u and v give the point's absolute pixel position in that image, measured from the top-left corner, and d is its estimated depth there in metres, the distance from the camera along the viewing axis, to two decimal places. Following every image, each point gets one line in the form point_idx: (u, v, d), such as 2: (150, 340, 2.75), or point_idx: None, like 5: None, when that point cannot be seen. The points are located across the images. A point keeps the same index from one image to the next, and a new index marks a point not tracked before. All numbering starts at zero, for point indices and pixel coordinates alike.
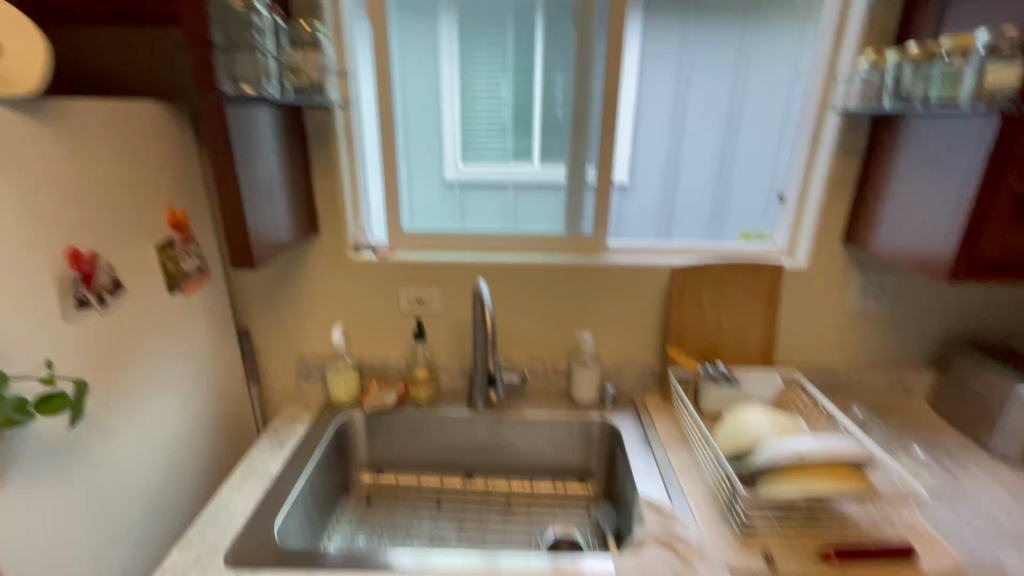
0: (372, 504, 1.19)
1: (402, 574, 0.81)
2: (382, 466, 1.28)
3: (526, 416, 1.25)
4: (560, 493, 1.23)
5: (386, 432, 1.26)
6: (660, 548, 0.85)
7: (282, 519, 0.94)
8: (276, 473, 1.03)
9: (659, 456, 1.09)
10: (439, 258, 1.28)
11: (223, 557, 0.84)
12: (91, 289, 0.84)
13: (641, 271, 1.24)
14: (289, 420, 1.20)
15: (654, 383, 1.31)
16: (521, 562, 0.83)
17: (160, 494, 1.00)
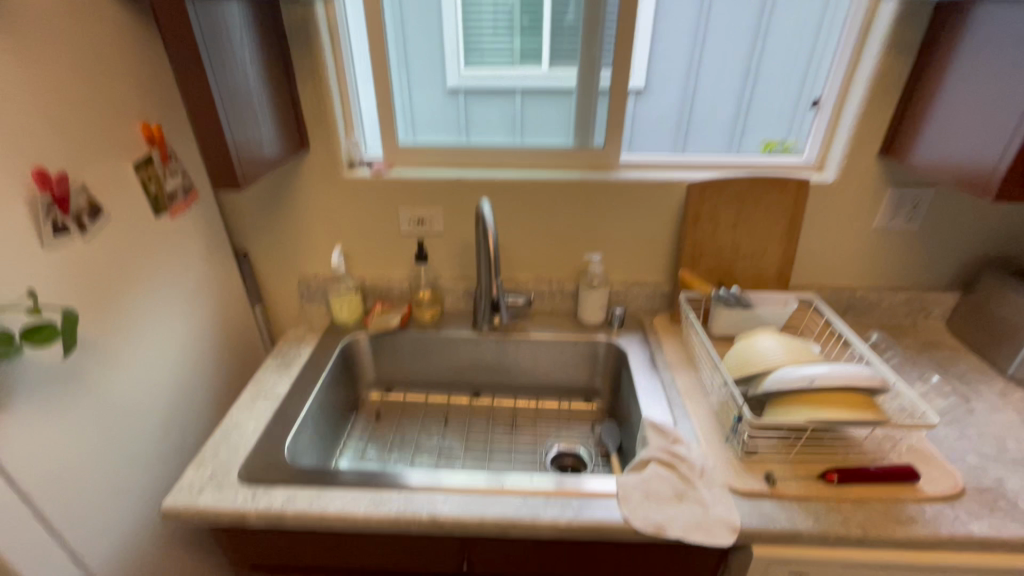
0: (382, 419, 1.22)
1: (412, 492, 0.84)
2: (390, 384, 1.29)
3: (533, 337, 1.24)
4: (564, 411, 1.25)
5: (392, 353, 1.26)
6: (662, 468, 0.86)
7: (293, 439, 0.96)
8: (284, 393, 1.04)
9: (666, 379, 1.08)
10: (439, 174, 1.20)
11: (237, 474, 0.87)
12: (67, 213, 0.79)
13: (656, 188, 1.15)
14: (295, 341, 1.21)
15: (663, 304, 1.29)
16: (525, 480, 0.85)
17: (170, 413, 1.03)
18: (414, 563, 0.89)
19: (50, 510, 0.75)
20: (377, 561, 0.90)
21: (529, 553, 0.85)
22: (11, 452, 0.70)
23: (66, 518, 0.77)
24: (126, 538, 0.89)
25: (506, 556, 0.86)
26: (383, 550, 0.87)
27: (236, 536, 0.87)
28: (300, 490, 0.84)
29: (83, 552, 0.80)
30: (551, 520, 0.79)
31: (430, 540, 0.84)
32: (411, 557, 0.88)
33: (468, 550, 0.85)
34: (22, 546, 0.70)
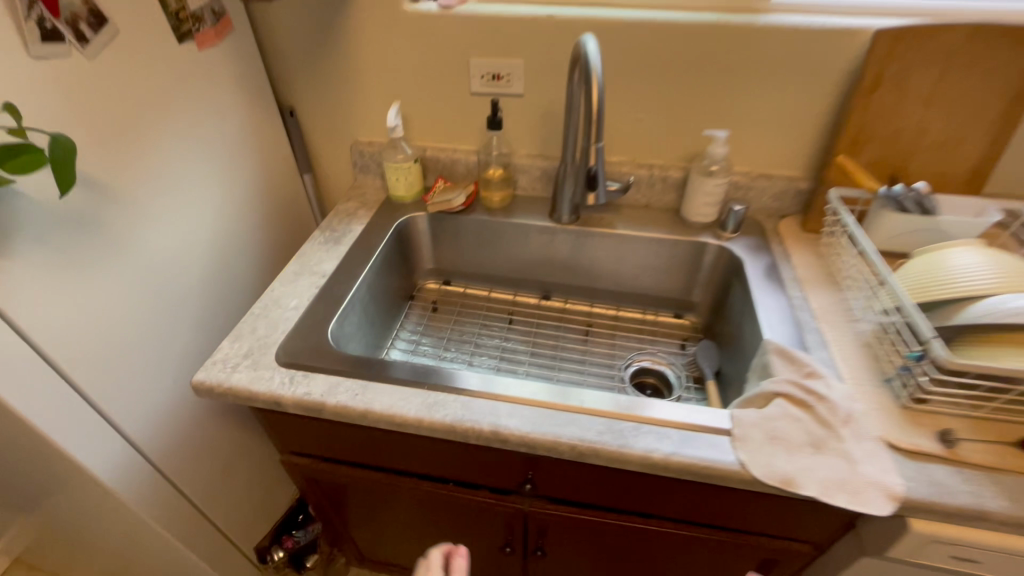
0: (439, 312, 1.07)
1: (471, 399, 0.69)
2: (449, 276, 1.13)
3: (621, 234, 1.01)
4: (649, 324, 1.06)
5: (453, 238, 1.08)
6: (791, 406, 0.66)
7: (338, 323, 0.82)
8: (330, 271, 0.90)
9: (795, 297, 0.84)
10: (525, 11, 0.92)
11: (275, 354, 0.75)
12: (58, 17, 0.61)
13: (825, 39, 0.83)
14: (346, 216, 1.05)
15: (795, 205, 1.00)
16: (610, 400, 0.68)
17: (206, 279, 0.93)
18: (469, 473, 0.77)
19: (61, 358, 0.68)
20: (428, 466, 0.79)
21: (606, 482, 0.71)
22: (6, 293, 0.61)
23: (82, 368, 0.71)
24: (156, 397, 0.84)
25: (577, 481, 0.72)
26: (434, 456, 0.76)
27: (277, 421, 0.79)
28: (344, 380, 0.72)
29: (104, 404, 0.75)
30: (642, 453, 0.63)
31: (489, 453, 0.71)
32: (466, 467, 0.76)
33: (533, 470, 0.72)
34: (30, 391, 0.65)
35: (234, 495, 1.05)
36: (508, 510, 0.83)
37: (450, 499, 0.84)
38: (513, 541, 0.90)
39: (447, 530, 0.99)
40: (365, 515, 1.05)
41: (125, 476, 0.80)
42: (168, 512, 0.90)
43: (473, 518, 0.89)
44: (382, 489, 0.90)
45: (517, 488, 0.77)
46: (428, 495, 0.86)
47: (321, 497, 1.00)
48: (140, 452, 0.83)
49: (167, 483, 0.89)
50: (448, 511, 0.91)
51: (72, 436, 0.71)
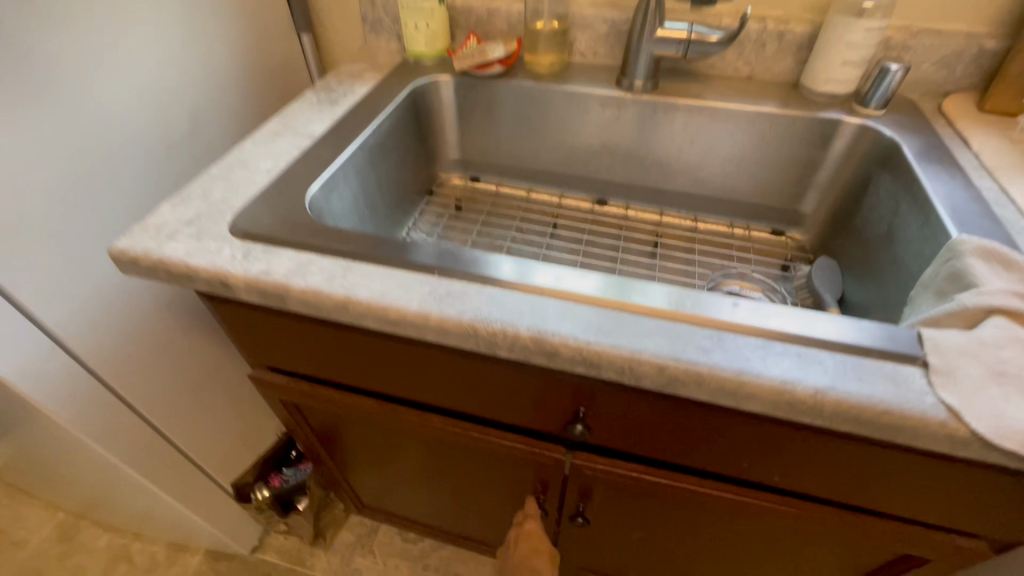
0: (463, 213, 0.84)
1: (504, 292, 0.45)
2: (478, 171, 0.88)
3: (716, 109, 0.75)
4: (738, 240, 0.80)
5: (486, 115, 0.83)
6: (1017, 328, 0.41)
7: (322, 190, 0.59)
8: (320, 133, 0.67)
9: (987, 189, 0.57)
10: None
11: (229, 223, 0.53)
12: None
13: None
14: (349, 78, 0.81)
15: (970, 76, 0.71)
16: (722, 305, 0.43)
17: (164, 140, 0.71)
18: (493, 406, 0.56)
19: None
20: (438, 392, 0.57)
21: (698, 428, 0.48)
22: None
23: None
24: (90, 284, 0.64)
25: (652, 425, 0.49)
26: (446, 378, 0.54)
27: (236, 320, 0.58)
28: (318, 258, 0.49)
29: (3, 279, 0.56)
30: (774, 384, 0.39)
31: (526, 374, 0.49)
32: (491, 396, 0.54)
33: (586, 405, 0.50)
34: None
35: (204, 418, 0.87)
36: (543, 461, 0.61)
37: (467, 440, 0.63)
38: (545, 498, 0.69)
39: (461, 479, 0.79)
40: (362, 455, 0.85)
41: (40, 375, 0.62)
42: (108, 427, 0.72)
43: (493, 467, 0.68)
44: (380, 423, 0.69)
45: (558, 431, 0.55)
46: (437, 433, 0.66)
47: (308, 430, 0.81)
48: (65, 350, 0.64)
49: (107, 392, 0.71)
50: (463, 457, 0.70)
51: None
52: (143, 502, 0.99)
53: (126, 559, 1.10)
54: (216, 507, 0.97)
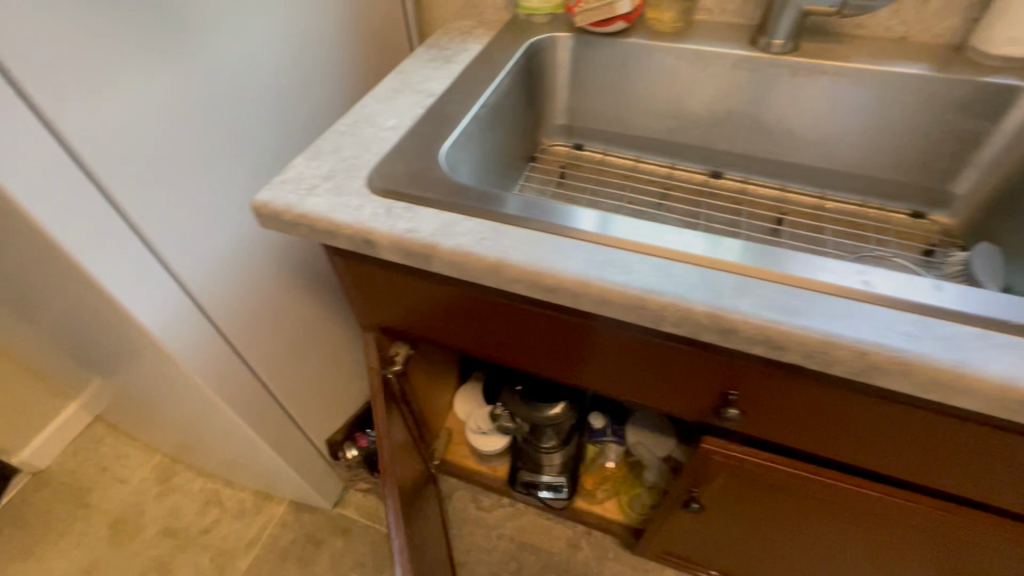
0: (569, 180, 0.80)
1: (669, 263, 0.42)
2: (582, 139, 0.84)
3: (866, 72, 0.67)
4: (872, 220, 0.73)
5: (600, 76, 0.78)
6: None
7: (452, 147, 0.57)
8: (440, 91, 0.64)
9: None
10: None
11: (366, 179, 0.52)
12: None
13: None
14: (459, 35, 0.78)
15: None
16: (923, 288, 0.39)
17: (282, 94, 0.70)
18: (626, 383, 0.53)
19: (81, 145, 0.50)
20: (569, 366, 0.55)
21: (836, 418, 0.45)
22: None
23: (111, 168, 0.53)
24: (214, 240, 0.66)
25: (764, 410, 0.48)
26: (583, 351, 0.52)
27: (363, 277, 0.57)
28: (463, 219, 0.47)
29: (145, 228, 0.58)
30: (999, 382, 0.34)
31: (682, 354, 0.47)
32: (629, 372, 0.52)
33: (727, 389, 0.48)
34: (32, 179, 0.47)
35: (299, 376, 0.88)
36: None
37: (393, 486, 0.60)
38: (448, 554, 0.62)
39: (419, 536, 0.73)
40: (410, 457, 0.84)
41: (173, 326, 0.65)
42: (224, 379, 0.76)
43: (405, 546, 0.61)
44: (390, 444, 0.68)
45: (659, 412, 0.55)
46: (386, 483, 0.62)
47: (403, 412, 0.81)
48: (195, 303, 0.67)
49: (225, 345, 0.73)
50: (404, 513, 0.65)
51: (98, 256, 0.54)
52: (237, 451, 1.04)
53: (218, 503, 1.17)
54: (306, 461, 1.00)
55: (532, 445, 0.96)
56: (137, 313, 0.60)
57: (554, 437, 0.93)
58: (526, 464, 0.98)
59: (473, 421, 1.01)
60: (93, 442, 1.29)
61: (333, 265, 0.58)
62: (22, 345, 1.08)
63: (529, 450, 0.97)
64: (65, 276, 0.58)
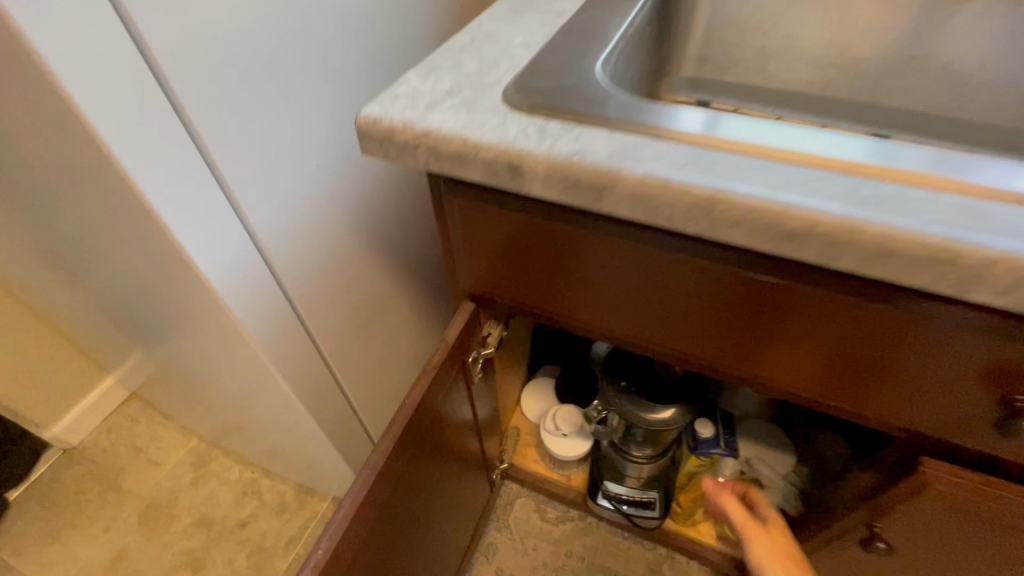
0: None
1: (970, 203, 0.29)
2: (707, 95, 0.68)
3: None
4: None
5: (746, 15, 0.65)
6: None
7: (604, 69, 0.44)
8: (571, 10, 0.52)
9: None
10: None
11: (503, 95, 0.40)
12: None
13: None
14: None
15: None
16: None
17: (371, 19, 0.59)
18: (656, 326, 0.44)
19: (150, 40, 0.39)
20: (587, 307, 0.46)
21: (889, 365, 0.37)
22: None
23: (187, 77, 0.42)
24: (293, 193, 0.56)
25: (797, 360, 0.40)
26: (610, 284, 0.42)
27: (478, 233, 0.44)
28: (648, 142, 0.35)
29: (221, 164, 0.48)
30: None
31: (736, 279, 0.37)
32: (664, 309, 0.42)
33: (772, 327, 0.39)
34: (96, 84, 0.37)
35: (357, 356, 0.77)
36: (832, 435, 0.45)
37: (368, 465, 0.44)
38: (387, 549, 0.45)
39: (404, 544, 0.56)
40: (458, 458, 0.68)
41: (243, 289, 0.55)
42: (291, 358, 0.65)
43: (361, 554, 0.46)
44: (425, 429, 0.52)
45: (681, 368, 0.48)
46: (368, 466, 0.45)
47: (468, 411, 0.66)
48: (268, 267, 0.57)
49: (295, 318, 0.63)
50: (388, 505, 0.49)
51: (168, 196, 0.44)
52: (282, 440, 0.93)
53: (256, 495, 1.07)
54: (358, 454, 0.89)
55: (620, 452, 0.82)
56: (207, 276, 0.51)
57: (650, 445, 0.79)
58: (610, 474, 0.85)
59: (550, 421, 0.88)
60: (128, 421, 1.21)
61: (441, 218, 0.46)
62: (62, 310, 1.00)
63: (615, 457, 0.84)
64: (122, 215, 0.48)
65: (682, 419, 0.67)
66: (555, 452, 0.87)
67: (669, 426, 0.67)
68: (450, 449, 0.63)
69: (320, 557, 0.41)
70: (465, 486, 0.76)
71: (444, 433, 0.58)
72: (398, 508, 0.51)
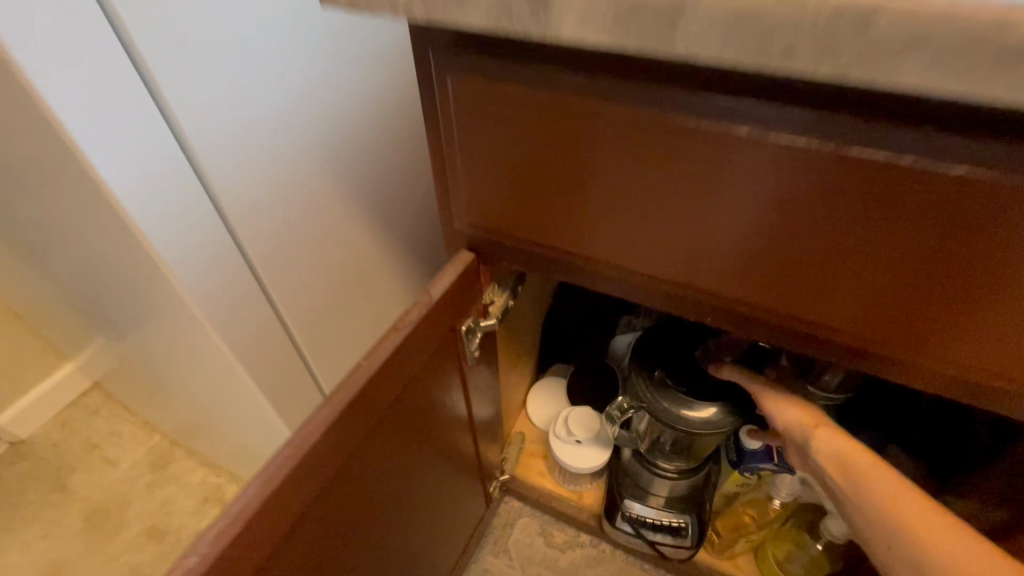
0: None
1: None
2: None
3: None
4: None
5: None
6: None
7: None
8: None
9: None
10: None
11: None
12: None
13: None
14: None
15: None
16: None
17: None
18: (642, 246, 0.34)
19: None
20: (553, 224, 0.36)
21: (946, 281, 0.28)
22: None
23: None
24: (253, 127, 0.47)
25: (824, 284, 0.31)
26: (590, 185, 0.33)
27: (484, 137, 0.33)
28: None
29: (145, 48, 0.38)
30: None
31: (762, 158, 0.27)
32: (656, 219, 0.32)
33: (802, 234, 0.29)
34: None
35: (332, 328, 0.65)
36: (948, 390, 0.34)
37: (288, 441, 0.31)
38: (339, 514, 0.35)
39: (357, 556, 0.43)
40: (444, 460, 0.54)
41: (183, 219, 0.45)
42: (246, 329, 0.54)
43: (272, 566, 0.33)
44: (389, 407, 0.39)
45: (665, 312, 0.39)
46: (293, 442, 0.32)
47: (461, 402, 0.54)
48: (220, 215, 0.47)
49: (254, 284, 0.53)
50: (329, 501, 0.36)
51: (83, 107, 0.36)
52: (247, 439, 0.80)
53: (219, 503, 0.93)
54: None
55: (646, 463, 0.68)
56: (135, 218, 0.41)
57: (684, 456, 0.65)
58: (633, 492, 0.71)
59: (561, 425, 0.74)
60: (86, 414, 1.08)
61: (437, 121, 0.35)
62: (14, 282, 0.88)
63: (640, 470, 0.70)
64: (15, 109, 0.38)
65: (728, 422, 0.53)
66: (567, 463, 0.72)
67: (711, 430, 0.53)
68: (434, 445, 0.50)
69: (191, 568, 0.28)
70: (453, 499, 0.63)
71: (425, 421, 0.46)
72: (342, 509, 0.38)
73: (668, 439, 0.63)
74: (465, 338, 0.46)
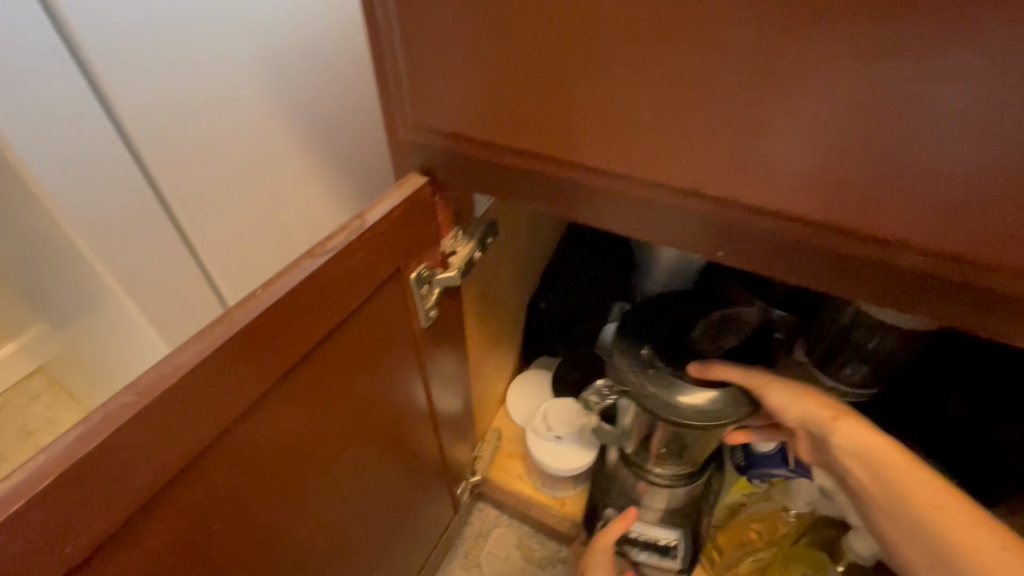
0: None
1: None
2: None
3: None
4: None
5: None
6: None
7: None
8: None
9: None
10: None
11: None
12: None
13: None
14: None
15: None
16: None
17: None
18: (626, 144, 0.28)
19: None
20: (517, 119, 0.29)
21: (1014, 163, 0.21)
22: None
23: None
24: (180, 43, 0.39)
25: (877, 182, 0.24)
26: (568, 63, 0.26)
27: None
28: None
29: None
30: None
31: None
32: (658, 96, 0.25)
33: (854, 102, 0.22)
34: None
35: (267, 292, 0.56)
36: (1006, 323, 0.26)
37: (131, 387, 0.22)
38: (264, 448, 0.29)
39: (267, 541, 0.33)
40: (395, 444, 0.45)
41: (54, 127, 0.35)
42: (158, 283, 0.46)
43: (118, 544, 0.23)
44: (311, 352, 0.30)
45: (655, 239, 0.32)
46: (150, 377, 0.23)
47: (418, 381, 0.44)
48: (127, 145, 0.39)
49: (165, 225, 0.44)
50: (208, 488, 0.27)
51: None
52: None
53: None
54: None
55: (633, 470, 0.58)
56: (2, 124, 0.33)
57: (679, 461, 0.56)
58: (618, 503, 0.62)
59: (541, 420, 0.65)
60: (26, 398, 0.97)
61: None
62: None
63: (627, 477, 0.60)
64: None
65: (726, 414, 0.42)
66: (541, 462, 0.63)
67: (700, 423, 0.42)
68: (380, 428, 0.41)
69: None
70: (406, 503, 0.53)
71: (364, 391, 0.36)
72: (242, 481, 0.29)
73: (658, 438, 0.54)
74: (416, 289, 0.37)
